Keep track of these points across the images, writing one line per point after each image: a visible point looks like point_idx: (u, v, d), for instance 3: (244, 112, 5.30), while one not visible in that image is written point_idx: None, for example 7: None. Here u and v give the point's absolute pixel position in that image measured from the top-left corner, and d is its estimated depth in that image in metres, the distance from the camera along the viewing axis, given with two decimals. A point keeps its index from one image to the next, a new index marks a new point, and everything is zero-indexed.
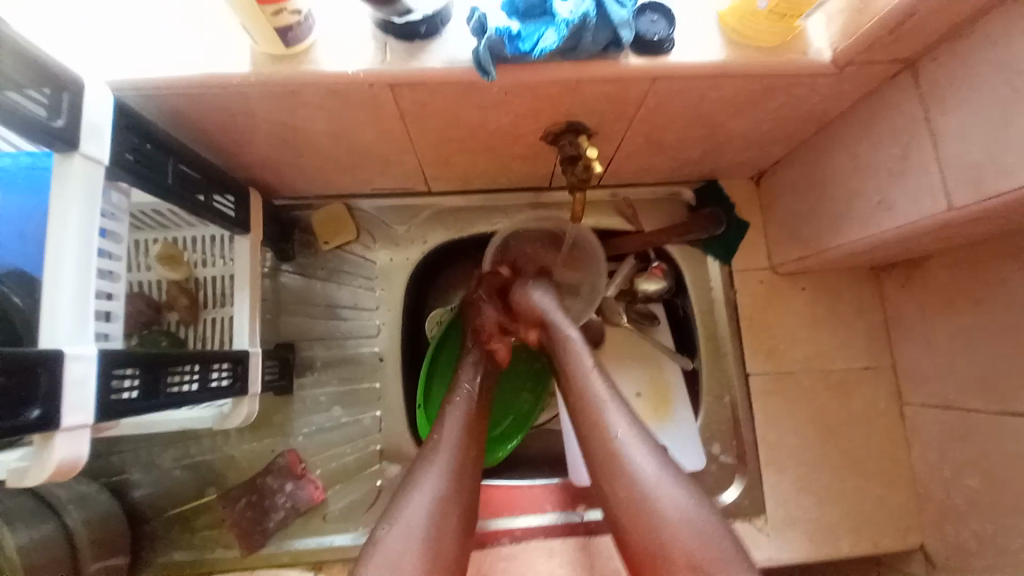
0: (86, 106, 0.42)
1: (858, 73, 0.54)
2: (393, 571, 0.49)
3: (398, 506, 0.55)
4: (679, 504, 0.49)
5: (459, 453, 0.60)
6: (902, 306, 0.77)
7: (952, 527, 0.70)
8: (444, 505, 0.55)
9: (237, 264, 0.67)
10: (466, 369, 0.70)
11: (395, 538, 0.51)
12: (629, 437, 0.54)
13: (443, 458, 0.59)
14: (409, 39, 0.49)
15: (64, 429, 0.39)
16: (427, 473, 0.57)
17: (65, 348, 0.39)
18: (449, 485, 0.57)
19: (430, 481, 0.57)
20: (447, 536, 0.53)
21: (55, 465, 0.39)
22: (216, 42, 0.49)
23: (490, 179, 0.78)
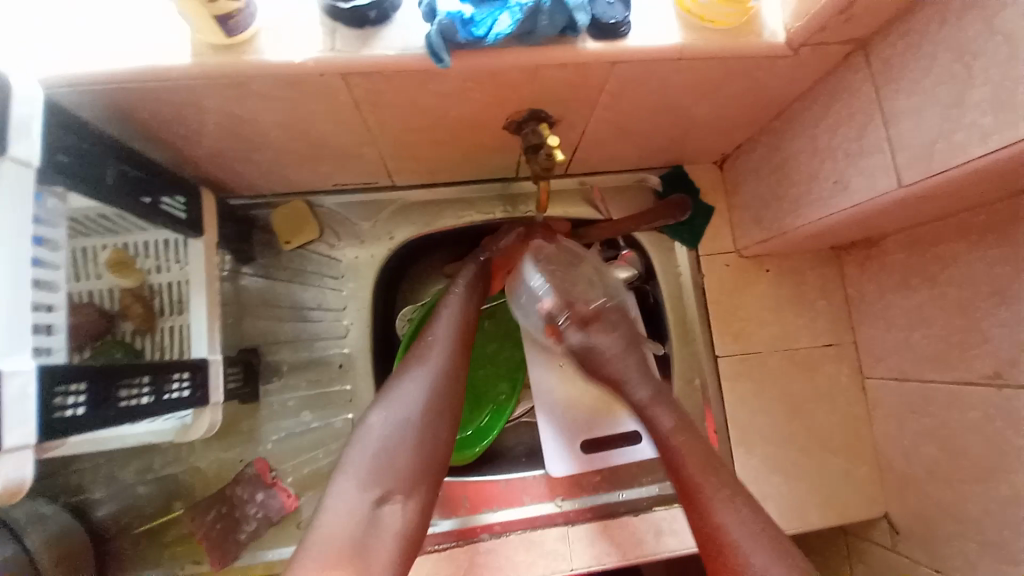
0: (14, 105, 0.39)
1: (813, 54, 0.55)
2: (381, 460, 0.55)
3: (386, 400, 0.60)
4: (731, 505, 0.59)
5: (449, 359, 0.64)
6: (862, 284, 0.79)
7: (912, 493, 0.74)
8: (436, 403, 0.60)
9: (191, 268, 0.64)
10: (460, 280, 0.73)
11: (385, 425, 0.58)
12: (690, 462, 0.64)
13: (435, 359, 0.64)
14: (360, 26, 0.48)
15: (4, 452, 0.37)
16: (416, 373, 0.62)
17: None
18: (438, 385, 0.62)
19: (418, 379, 0.62)
20: (436, 431, 0.59)
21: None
22: (150, 32, 0.46)
23: (456, 172, 0.76)
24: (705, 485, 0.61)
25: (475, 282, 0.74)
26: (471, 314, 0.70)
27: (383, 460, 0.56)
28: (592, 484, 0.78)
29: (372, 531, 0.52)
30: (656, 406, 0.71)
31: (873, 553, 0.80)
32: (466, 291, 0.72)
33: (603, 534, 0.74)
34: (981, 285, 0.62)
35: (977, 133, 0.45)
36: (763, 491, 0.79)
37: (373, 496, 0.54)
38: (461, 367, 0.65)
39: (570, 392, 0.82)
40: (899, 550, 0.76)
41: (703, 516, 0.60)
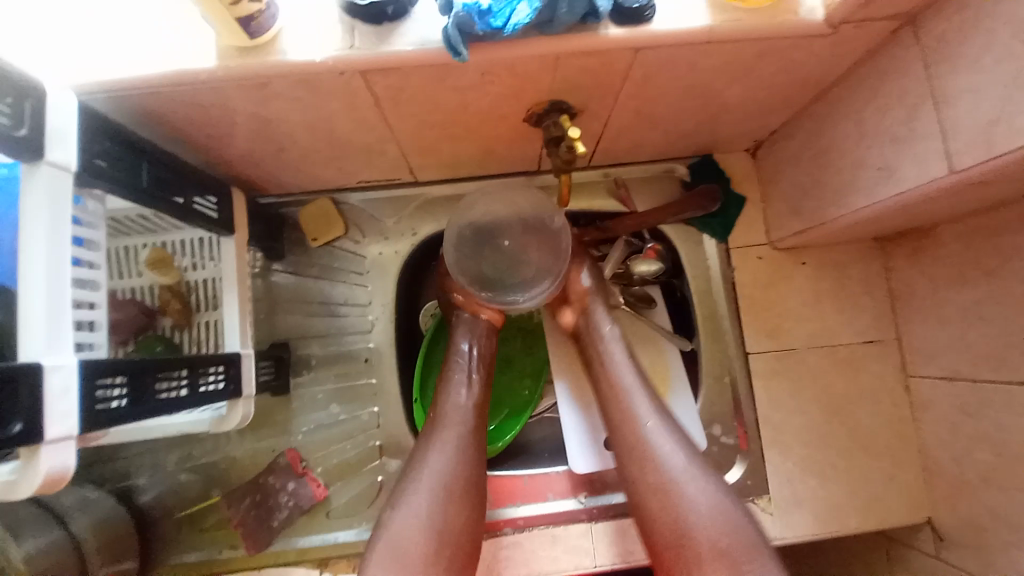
0: (47, 114, 0.41)
1: (856, 31, 0.51)
2: (400, 543, 0.56)
3: (404, 490, 0.60)
4: (699, 495, 0.58)
5: (464, 437, 0.64)
6: (909, 277, 0.74)
7: (961, 500, 0.69)
8: (451, 483, 0.60)
9: (224, 266, 0.66)
10: (462, 334, 0.73)
11: (403, 517, 0.57)
12: (659, 431, 0.62)
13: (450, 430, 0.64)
14: (378, 22, 0.47)
15: (48, 442, 0.38)
16: (431, 456, 0.62)
17: (43, 359, 0.38)
18: (453, 461, 0.62)
19: (434, 464, 0.61)
20: (452, 510, 0.59)
21: (41, 478, 0.38)
22: (179, 37, 0.47)
23: (479, 167, 0.76)
24: (637, 403, 0.64)
25: (479, 333, 0.74)
26: (476, 374, 0.70)
27: (402, 540, 0.56)
28: (617, 481, 0.77)
29: None
30: (620, 364, 0.68)
31: (916, 560, 0.76)
32: (468, 348, 0.72)
33: (627, 532, 0.72)
34: None
35: None
36: (797, 493, 0.75)
37: None
38: (476, 434, 0.66)
39: (594, 388, 0.81)
40: (944, 558, 0.72)
41: (650, 516, 0.59)
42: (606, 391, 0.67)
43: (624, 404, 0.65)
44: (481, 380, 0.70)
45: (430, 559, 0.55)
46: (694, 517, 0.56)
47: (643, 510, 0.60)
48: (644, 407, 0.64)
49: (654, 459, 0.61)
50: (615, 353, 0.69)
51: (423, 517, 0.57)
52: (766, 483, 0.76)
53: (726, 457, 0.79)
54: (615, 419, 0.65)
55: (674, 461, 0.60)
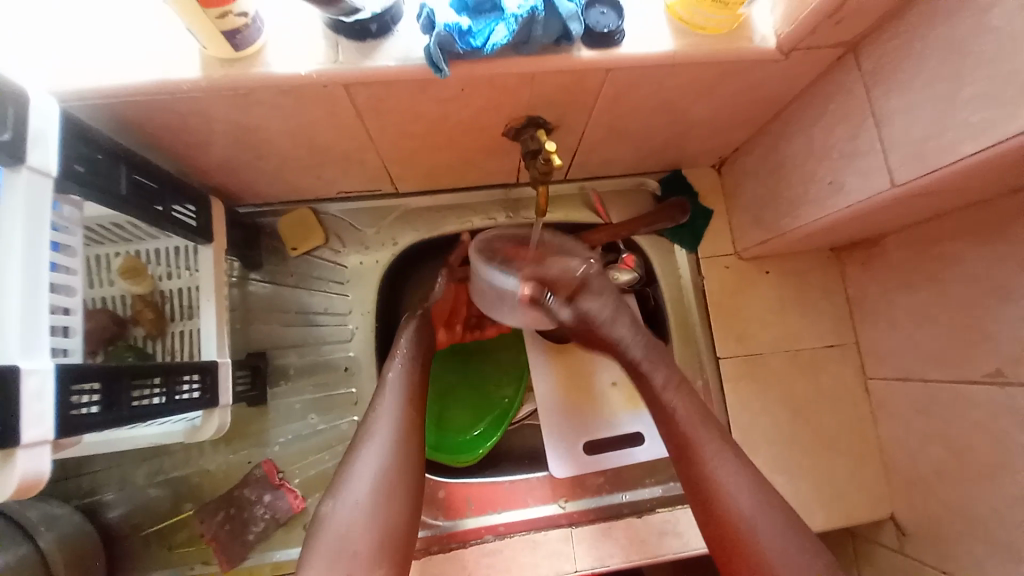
0: (30, 118, 0.41)
1: (804, 57, 0.56)
2: (341, 540, 0.54)
3: (342, 483, 0.58)
4: (769, 524, 0.58)
5: (399, 429, 0.62)
6: (863, 284, 0.80)
7: (918, 493, 0.73)
8: (392, 479, 0.58)
9: (202, 273, 0.66)
10: (406, 333, 0.71)
11: (342, 511, 0.56)
12: (723, 467, 0.61)
13: (385, 423, 0.62)
14: (361, 38, 0.50)
15: (23, 446, 0.38)
16: (366, 450, 0.60)
17: (19, 363, 0.38)
18: (393, 456, 0.60)
19: (369, 458, 0.59)
20: (394, 503, 0.58)
21: (15, 483, 0.37)
22: (163, 46, 0.48)
23: (459, 178, 0.78)
24: (701, 433, 0.63)
25: (421, 330, 0.73)
26: (418, 367, 0.68)
27: (343, 538, 0.54)
28: (596, 485, 0.78)
29: None
30: (673, 391, 0.67)
31: (881, 554, 0.79)
32: (409, 344, 0.70)
33: (606, 535, 0.74)
34: (981, 282, 0.62)
35: (969, 130, 0.46)
36: None
37: None
38: (412, 425, 0.63)
39: (573, 393, 0.83)
40: (907, 552, 0.75)
41: (737, 557, 0.58)
42: (667, 426, 0.66)
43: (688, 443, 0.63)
44: (422, 374, 0.69)
45: (372, 556, 0.54)
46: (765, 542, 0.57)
47: (727, 555, 0.58)
48: (705, 442, 0.63)
49: (721, 497, 0.60)
50: (659, 378, 0.68)
51: (359, 509, 0.56)
52: None
53: None
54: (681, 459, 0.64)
55: (740, 493, 0.60)
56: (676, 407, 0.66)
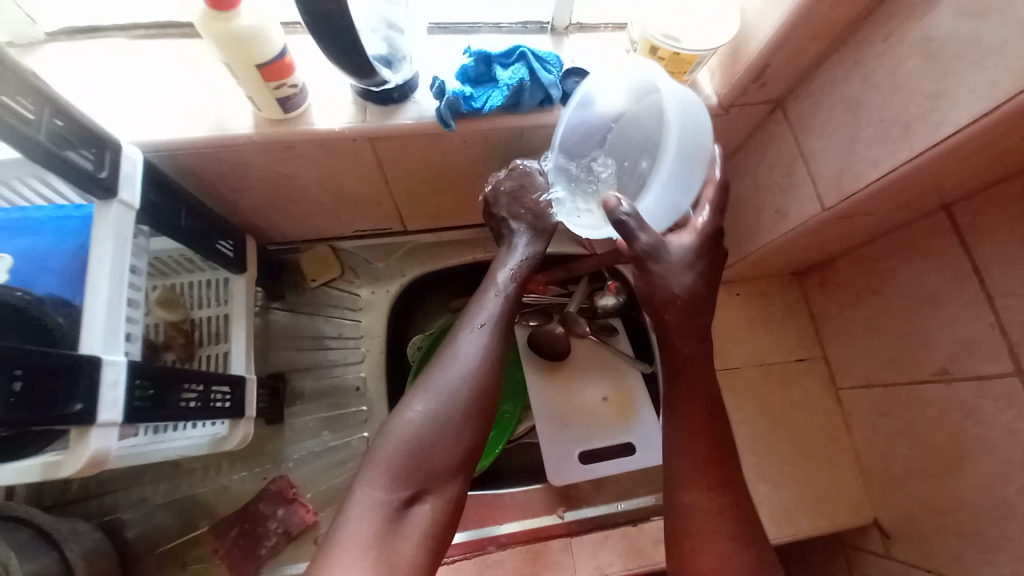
0: (122, 163, 0.50)
1: (741, 112, 0.70)
2: (416, 447, 0.55)
3: (428, 378, 0.60)
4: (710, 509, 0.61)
5: (496, 334, 0.63)
6: (822, 302, 0.90)
7: (895, 493, 0.79)
8: (477, 380, 0.59)
9: (235, 300, 0.75)
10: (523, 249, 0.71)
11: (428, 404, 0.57)
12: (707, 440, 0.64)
13: (484, 314, 0.64)
14: (384, 103, 0.62)
15: (98, 425, 0.43)
16: (462, 347, 0.61)
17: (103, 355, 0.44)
18: (482, 360, 0.61)
19: (439, 383, 0.59)
20: (474, 411, 0.58)
21: (86, 457, 0.43)
22: (224, 109, 0.60)
23: (460, 216, 0.89)
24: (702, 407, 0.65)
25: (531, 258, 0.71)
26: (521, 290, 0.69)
27: (417, 454, 0.55)
28: (591, 496, 0.83)
29: (397, 528, 0.51)
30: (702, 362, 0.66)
31: (872, 561, 0.83)
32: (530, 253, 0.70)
33: (604, 544, 0.78)
34: (915, 292, 0.72)
35: (871, 163, 0.58)
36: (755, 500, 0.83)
37: (404, 495, 0.53)
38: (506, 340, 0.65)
39: (563, 410, 0.89)
40: (894, 554, 0.80)
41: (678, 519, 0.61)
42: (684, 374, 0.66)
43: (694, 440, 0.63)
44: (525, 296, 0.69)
45: (449, 465, 0.56)
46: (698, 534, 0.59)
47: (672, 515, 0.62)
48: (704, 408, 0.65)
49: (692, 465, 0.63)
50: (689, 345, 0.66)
51: (427, 420, 0.56)
52: None
53: None
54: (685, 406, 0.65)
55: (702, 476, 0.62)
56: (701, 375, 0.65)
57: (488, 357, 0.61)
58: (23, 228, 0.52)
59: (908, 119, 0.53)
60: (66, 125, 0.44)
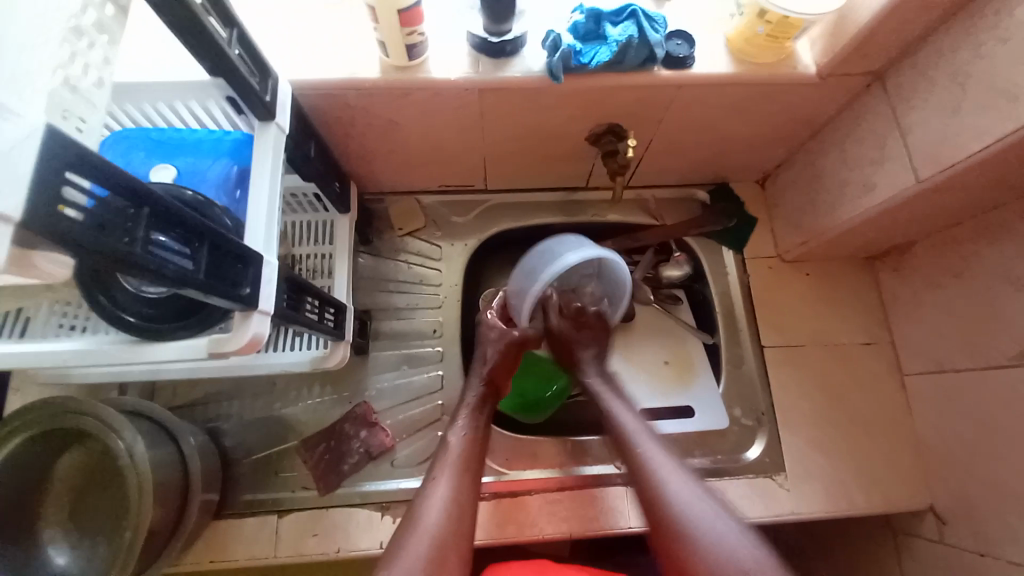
0: (279, 92, 0.57)
1: (838, 83, 0.70)
2: (449, 457, 0.69)
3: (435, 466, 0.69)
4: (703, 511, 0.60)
5: (479, 396, 0.78)
6: (896, 287, 0.89)
7: (957, 478, 0.79)
8: (475, 415, 0.76)
9: (338, 236, 0.82)
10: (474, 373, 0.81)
11: (454, 437, 0.72)
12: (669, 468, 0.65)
13: (460, 426, 0.74)
14: (496, 56, 0.67)
15: (258, 311, 0.49)
16: (456, 423, 0.75)
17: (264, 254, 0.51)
18: (474, 396, 0.78)
19: (455, 431, 0.73)
20: (477, 440, 0.73)
21: (248, 337, 0.49)
22: (354, 55, 0.66)
23: (539, 177, 0.93)
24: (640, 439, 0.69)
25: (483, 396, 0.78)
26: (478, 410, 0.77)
27: (453, 464, 0.68)
28: None
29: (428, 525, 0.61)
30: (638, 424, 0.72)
31: (921, 547, 0.83)
32: (474, 387, 0.79)
33: None
34: (1000, 275, 0.71)
35: (973, 132, 0.58)
36: (808, 473, 0.84)
37: (439, 495, 0.64)
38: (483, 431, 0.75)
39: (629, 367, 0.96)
40: (947, 540, 0.79)
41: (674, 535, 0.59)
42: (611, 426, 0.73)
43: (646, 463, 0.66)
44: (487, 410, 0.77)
45: (468, 476, 0.68)
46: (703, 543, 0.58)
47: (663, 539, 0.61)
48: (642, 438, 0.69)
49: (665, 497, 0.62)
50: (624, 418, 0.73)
51: (461, 444, 0.71)
52: (780, 460, 0.85)
53: (745, 437, 0.88)
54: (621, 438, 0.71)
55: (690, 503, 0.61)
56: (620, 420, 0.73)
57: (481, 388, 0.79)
58: (182, 147, 0.59)
59: (1018, 89, 0.53)
60: (246, 53, 0.52)
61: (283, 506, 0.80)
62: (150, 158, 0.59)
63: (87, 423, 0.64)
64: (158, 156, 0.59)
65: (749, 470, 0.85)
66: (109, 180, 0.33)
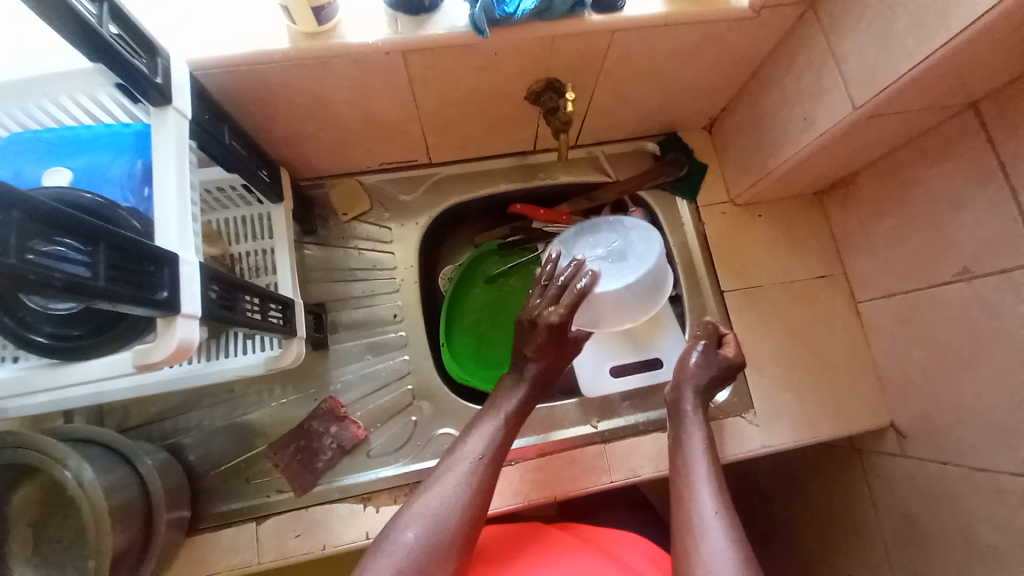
0: (173, 72, 0.51)
1: (771, 15, 0.69)
2: (474, 457, 0.66)
3: (454, 456, 0.66)
4: (719, 541, 0.60)
5: (522, 392, 0.73)
6: (845, 219, 0.91)
7: (912, 394, 0.83)
8: (513, 412, 0.71)
9: (276, 228, 0.77)
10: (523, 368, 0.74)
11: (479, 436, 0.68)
12: (709, 486, 0.66)
13: (490, 418, 0.70)
14: (415, 14, 0.62)
15: (183, 315, 0.45)
16: (487, 418, 0.70)
17: (180, 253, 0.46)
18: (518, 392, 0.73)
19: (487, 425, 0.69)
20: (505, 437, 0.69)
21: (174, 343, 0.45)
22: (259, 26, 0.60)
23: (485, 145, 0.90)
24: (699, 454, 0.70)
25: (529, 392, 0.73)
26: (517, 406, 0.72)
27: (473, 465, 0.65)
28: (622, 407, 0.88)
29: (426, 524, 0.60)
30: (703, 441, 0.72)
31: (886, 462, 0.87)
32: (518, 387, 0.73)
33: (636, 449, 0.83)
34: (939, 195, 0.73)
35: (904, 52, 0.58)
36: (776, 408, 0.87)
37: (446, 495, 0.62)
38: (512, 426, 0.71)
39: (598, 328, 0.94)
40: (908, 453, 0.84)
41: (682, 545, 0.62)
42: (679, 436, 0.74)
43: (688, 479, 0.68)
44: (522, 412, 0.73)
45: (486, 476, 0.65)
46: (704, 561, 0.59)
47: (675, 544, 0.63)
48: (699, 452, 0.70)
49: (694, 512, 0.64)
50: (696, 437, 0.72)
51: (485, 438, 0.68)
52: (750, 400, 0.87)
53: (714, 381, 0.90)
54: (683, 449, 0.72)
55: (710, 521, 0.62)
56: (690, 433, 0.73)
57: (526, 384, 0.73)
58: (76, 146, 0.53)
59: (944, 1, 0.53)
60: (128, 30, 0.47)
61: (261, 512, 0.78)
62: (42, 161, 0.53)
63: (21, 457, 0.60)
64: (49, 159, 0.53)
65: (721, 412, 0.87)
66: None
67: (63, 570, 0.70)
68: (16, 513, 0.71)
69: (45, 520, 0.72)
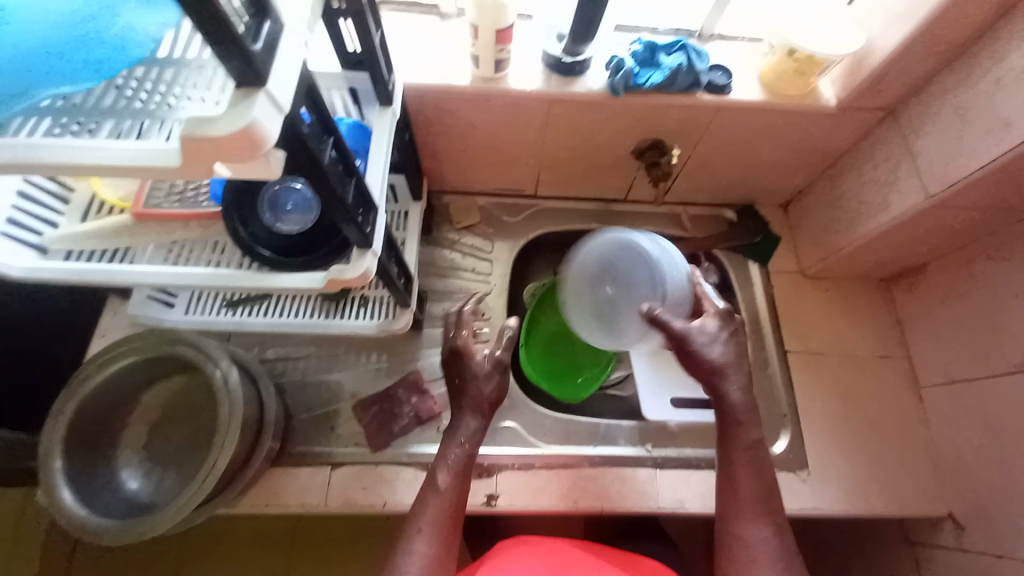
0: (396, 84, 0.69)
1: (854, 115, 0.82)
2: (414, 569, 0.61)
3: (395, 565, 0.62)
4: None
5: (453, 484, 0.68)
6: (909, 306, 0.97)
7: (972, 483, 0.83)
8: (447, 505, 0.67)
9: (410, 220, 0.94)
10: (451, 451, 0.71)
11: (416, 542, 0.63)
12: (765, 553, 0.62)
13: (427, 523, 0.65)
14: (565, 75, 0.80)
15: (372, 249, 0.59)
16: (422, 520, 0.65)
17: (379, 207, 0.61)
18: (449, 482, 0.68)
19: (428, 524, 0.65)
20: (445, 532, 0.65)
21: (361, 269, 0.58)
22: (450, 65, 0.80)
23: (585, 187, 1.05)
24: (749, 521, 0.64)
25: (457, 482, 0.69)
26: (449, 504, 0.67)
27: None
28: (676, 438, 0.92)
29: None
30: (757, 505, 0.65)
31: (942, 554, 0.86)
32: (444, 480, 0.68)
33: (686, 481, 0.87)
34: (1005, 289, 0.79)
35: (973, 154, 0.69)
36: (830, 472, 0.89)
37: None
38: (453, 520, 0.66)
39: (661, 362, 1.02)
40: (965, 547, 0.83)
41: None
42: (737, 490, 0.67)
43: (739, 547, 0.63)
44: (457, 508, 0.67)
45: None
46: None
47: None
48: (754, 514, 0.65)
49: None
50: (752, 490, 0.66)
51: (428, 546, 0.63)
52: (804, 458, 0.90)
53: (768, 434, 0.93)
54: (733, 489, 0.67)
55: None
56: (742, 482, 0.67)
57: (455, 477, 0.69)
58: None
59: (1010, 117, 0.64)
60: (384, 48, 0.64)
61: (336, 459, 0.87)
62: None
63: (187, 350, 0.74)
64: None
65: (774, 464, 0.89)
66: (319, 108, 0.44)
67: (165, 466, 0.81)
68: (148, 406, 0.84)
69: (167, 419, 0.84)
